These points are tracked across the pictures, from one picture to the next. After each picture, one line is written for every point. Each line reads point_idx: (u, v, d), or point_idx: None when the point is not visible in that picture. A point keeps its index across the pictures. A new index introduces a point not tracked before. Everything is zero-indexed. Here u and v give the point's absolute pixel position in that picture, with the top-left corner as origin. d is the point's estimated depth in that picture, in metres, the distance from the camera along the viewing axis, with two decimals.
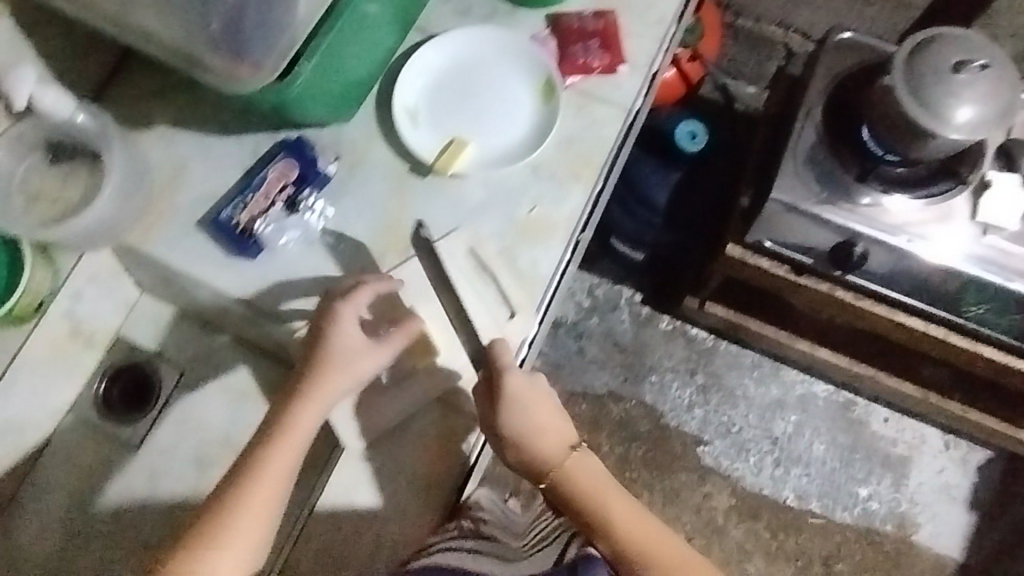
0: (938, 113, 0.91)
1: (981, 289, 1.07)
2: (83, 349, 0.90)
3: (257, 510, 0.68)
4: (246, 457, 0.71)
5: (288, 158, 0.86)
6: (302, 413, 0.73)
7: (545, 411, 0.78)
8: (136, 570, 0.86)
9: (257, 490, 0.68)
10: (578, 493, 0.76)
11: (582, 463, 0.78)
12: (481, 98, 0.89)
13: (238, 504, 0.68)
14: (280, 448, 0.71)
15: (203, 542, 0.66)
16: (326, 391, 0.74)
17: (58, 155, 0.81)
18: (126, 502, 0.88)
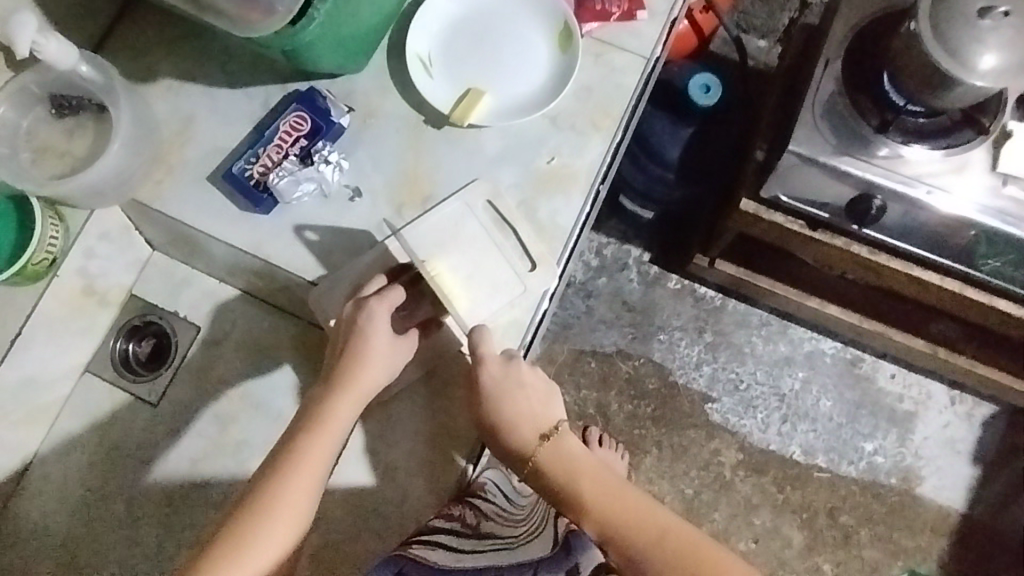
0: (962, 61, 0.89)
1: (993, 241, 1.05)
2: (96, 308, 0.90)
3: (299, 491, 0.69)
4: (286, 442, 0.73)
5: (300, 109, 0.84)
6: (342, 401, 0.74)
7: (524, 397, 0.78)
8: (161, 520, 0.88)
9: (299, 472, 0.70)
10: (560, 477, 0.75)
11: (562, 447, 0.77)
12: (497, 46, 0.87)
13: (281, 487, 0.69)
14: (320, 431, 0.72)
15: (249, 523, 0.67)
16: (363, 378, 0.75)
17: (63, 107, 0.78)
18: (151, 458, 0.89)
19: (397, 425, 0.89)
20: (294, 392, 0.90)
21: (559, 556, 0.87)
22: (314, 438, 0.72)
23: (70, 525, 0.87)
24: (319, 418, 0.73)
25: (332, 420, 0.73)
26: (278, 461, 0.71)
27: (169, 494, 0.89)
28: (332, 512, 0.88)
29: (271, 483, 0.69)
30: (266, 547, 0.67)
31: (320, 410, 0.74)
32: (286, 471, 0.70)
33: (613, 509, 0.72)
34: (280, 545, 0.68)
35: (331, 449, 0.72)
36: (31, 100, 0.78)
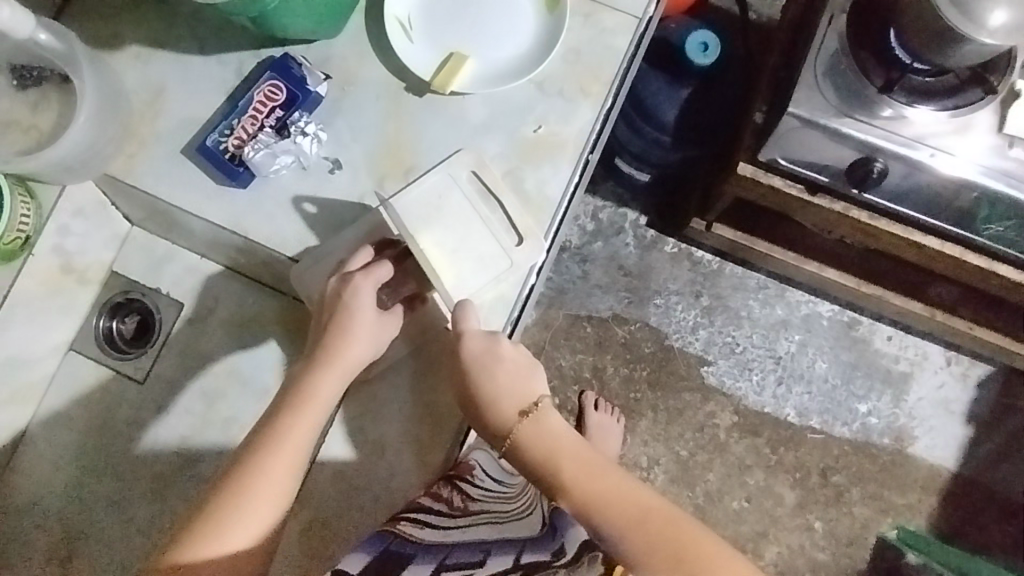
0: (973, 15, 0.85)
1: (995, 206, 1.03)
2: (77, 285, 0.88)
3: (277, 474, 0.68)
4: (264, 425, 0.71)
5: (275, 78, 0.80)
6: (324, 380, 0.73)
7: (503, 372, 0.76)
8: (153, 496, 0.88)
9: (276, 456, 0.69)
10: (540, 454, 0.74)
11: (542, 425, 0.75)
12: (480, 7, 0.82)
13: (258, 471, 0.68)
14: (297, 414, 0.71)
15: (223, 506, 0.67)
16: (345, 358, 0.74)
17: (24, 78, 0.74)
18: (140, 436, 0.89)
19: (386, 399, 0.88)
20: (280, 368, 0.89)
21: (546, 538, 0.84)
22: (292, 421, 0.71)
23: (64, 502, 0.88)
24: (296, 400, 0.72)
25: (310, 403, 0.72)
26: (254, 444, 0.70)
27: (159, 471, 0.88)
28: (324, 480, 0.88)
29: (248, 468, 0.68)
30: (242, 532, 0.66)
31: (298, 393, 0.72)
32: (263, 455, 0.69)
33: (594, 489, 0.71)
34: (259, 530, 0.67)
35: (310, 432, 0.71)
36: None
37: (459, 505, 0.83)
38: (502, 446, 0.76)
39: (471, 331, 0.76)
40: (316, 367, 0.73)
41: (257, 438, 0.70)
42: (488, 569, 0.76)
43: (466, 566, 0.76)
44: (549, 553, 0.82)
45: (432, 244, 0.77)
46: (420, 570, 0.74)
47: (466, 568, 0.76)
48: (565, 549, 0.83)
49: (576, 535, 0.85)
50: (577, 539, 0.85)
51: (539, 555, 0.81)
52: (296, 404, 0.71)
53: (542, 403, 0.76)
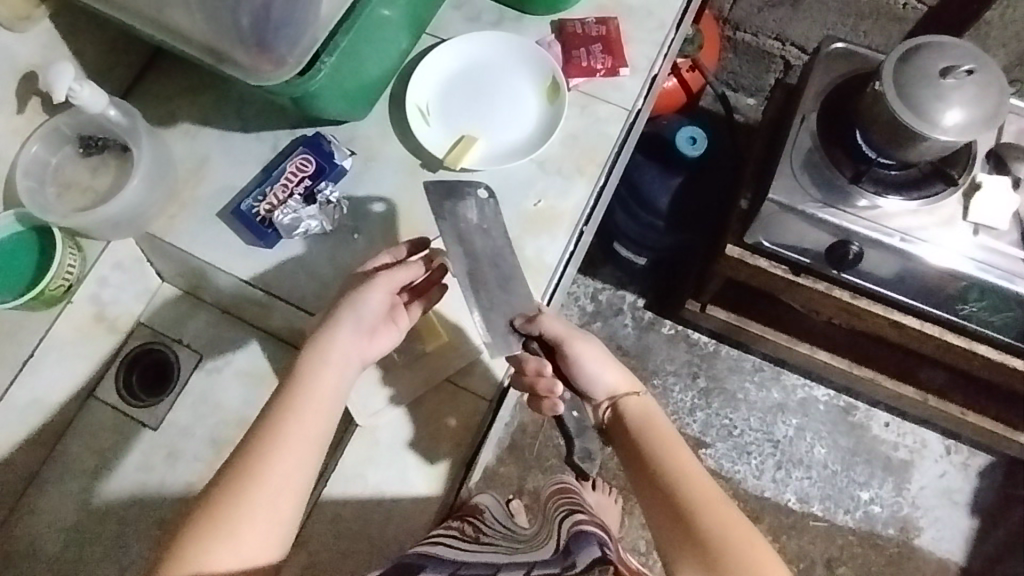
0: (928, 117, 1.00)
1: (983, 290, 1.14)
2: (107, 334, 0.95)
3: (292, 466, 0.65)
4: (265, 422, 0.67)
5: (306, 152, 0.91)
6: (324, 372, 0.70)
7: (611, 369, 0.81)
8: (151, 544, 0.90)
9: (285, 447, 0.65)
10: (651, 435, 0.76)
11: (638, 409, 0.79)
12: (489, 97, 0.94)
13: (256, 494, 0.63)
14: (293, 431, 0.66)
15: (231, 502, 0.63)
16: (344, 348, 0.73)
17: (90, 146, 0.86)
18: (150, 482, 0.92)
19: None
20: None
21: (555, 557, 0.72)
22: (298, 436, 0.66)
23: (64, 545, 0.90)
24: (296, 413, 0.67)
25: (314, 394, 0.69)
26: (248, 461, 0.64)
27: (162, 516, 0.91)
28: (326, 537, 0.93)
29: (245, 494, 0.63)
30: (268, 522, 0.63)
31: (298, 397, 0.68)
32: (259, 478, 0.64)
33: (692, 483, 0.70)
34: (276, 521, 0.63)
35: (322, 424, 0.68)
36: (61, 140, 0.85)
37: (470, 537, 0.81)
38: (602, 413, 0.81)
39: (562, 329, 0.79)
40: (312, 363, 0.71)
41: (252, 458, 0.64)
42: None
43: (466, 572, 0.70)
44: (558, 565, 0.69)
45: (455, 254, 0.78)
46: None
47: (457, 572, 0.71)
48: (576, 563, 0.70)
49: (591, 552, 0.71)
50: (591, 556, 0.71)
51: (546, 568, 0.70)
52: (297, 415, 0.67)
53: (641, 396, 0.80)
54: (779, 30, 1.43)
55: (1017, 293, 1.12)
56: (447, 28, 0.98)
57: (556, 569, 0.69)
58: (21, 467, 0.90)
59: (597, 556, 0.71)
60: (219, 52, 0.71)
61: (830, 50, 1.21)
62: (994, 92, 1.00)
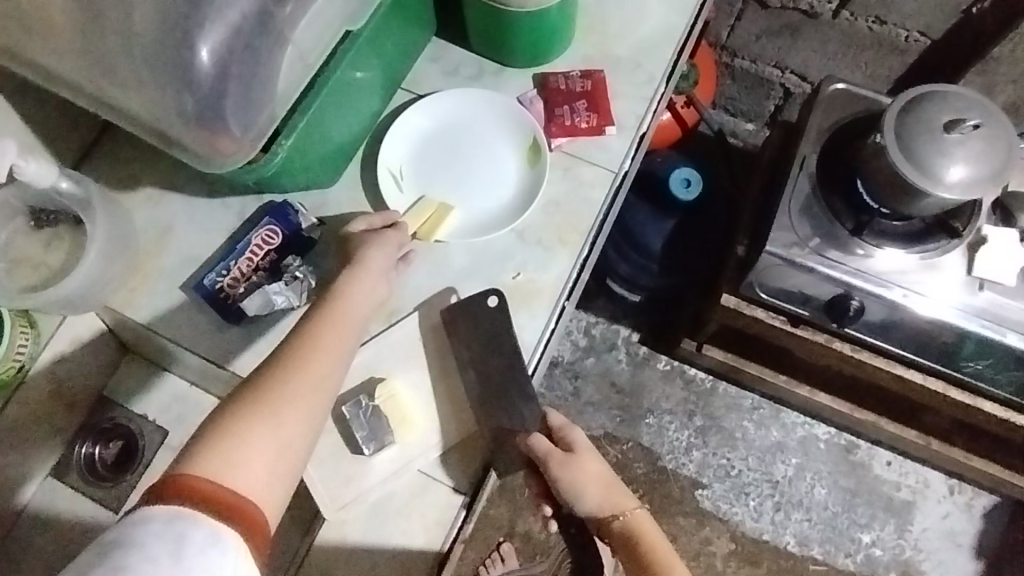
0: (931, 174, 0.95)
1: (979, 342, 1.10)
2: (66, 407, 0.91)
3: (328, 356, 0.68)
4: (302, 328, 0.70)
5: (272, 223, 0.85)
6: (352, 285, 0.75)
7: (599, 486, 0.76)
8: None
9: (321, 342, 0.69)
10: (655, 547, 0.71)
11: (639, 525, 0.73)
12: (467, 160, 0.89)
13: (262, 418, 0.61)
14: (301, 364, 0.66)
15: (272, 385, 0.64)
16: (370, 269, 0.77)
17: (41, 220, 0.82)
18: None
19: (357, 537, 0.86)
20: None
21: None
22: (332, 335, 0.70)
23: None
24: (311, 350, 0.68)
25: (345, 303, 0.73)
26: (287, 356, 0.67)
27: None
28: None
29: (283, 377, 0.65)
30: (307, 405, 0.64)
31: (332, 306, 0.72)
32: (267, 402, 0.62)
33: None
34: (313, 405, 0.64)
35: (350, 331, 0.72)
36: (10, 212, 0.81)
37: None
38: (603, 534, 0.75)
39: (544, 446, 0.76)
40: (344, 280, 0.76)
41: (291, 353, 0.67)
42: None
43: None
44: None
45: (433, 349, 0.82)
46: None
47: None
48: None
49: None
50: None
51: None
52: (311, 355, 0.67)
53: (636, 509, 0.74)
54: (778, 58, 1.37)
55: (1008, 347, 1.08)
56: (424, 81, 0.93)
57: None
58: None
59: None
60: (169, 136, 0.68)
61: (832, 90, 1.15)
62: (1001, 147, 0.95)
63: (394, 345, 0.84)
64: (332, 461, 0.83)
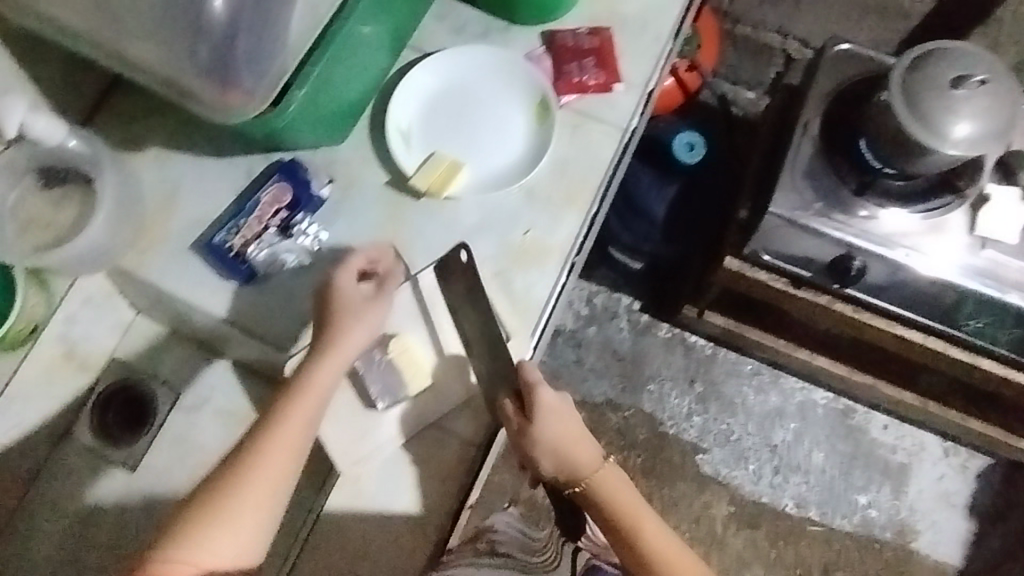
0: (937, 131, 0.95)
1: (980, 301, 1.11)
2: (77, 371, 0.92)
3: (298, 421, 0.75)
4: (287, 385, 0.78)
5: (281, 181, 0.86)
6: (332, 337, 0.78)
7: (572, 434, 0.81)
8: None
9: (295, 406, 0.75)
10: (608, 508, 0.80)
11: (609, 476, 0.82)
12: (474, 118, 0.89)
13: (227, 549, 0.70)
14: (269, 468, 0.72)
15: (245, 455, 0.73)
16: (348, 322, 0.79)
17: (51, 179, 0.81)
18: (123, 518, 0.89)
19: (372, 498, 0.87)
20: None
21: None
22: (306, 396, 0.76)
23: None
24: (281, 419, 0.75)
25: (326, 358, 0.77)
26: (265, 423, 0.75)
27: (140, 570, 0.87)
28: None
29: (255, 449, 0.73)
30: (272, 473, 0.72)
31: (310, 365, 0.77)
32: (233, 514, 0.70)
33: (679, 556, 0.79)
34: (279, 472, 0.73)
35: (326, 388, 0.77)
36: (18, 173, 0.80)
37: (487, 549, 0.86)
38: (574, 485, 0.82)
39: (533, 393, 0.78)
40: (325, 333, 0.79)
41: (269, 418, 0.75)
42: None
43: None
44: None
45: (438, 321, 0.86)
46: None
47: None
48: None
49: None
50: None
51: None
52: (282, 422, 0.74)
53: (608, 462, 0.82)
54: (781, 24, 1.37)
55: (1011, 305, 1.10)
56: (430, 40, 0.92)
57: None
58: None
59: None
60: (181, 86, 0.67)
61: (836, 51, 1.15)
62: (1006, 104, 0.96)
63: (407, 296, 0.86)
64: (346, 417, 0.86)
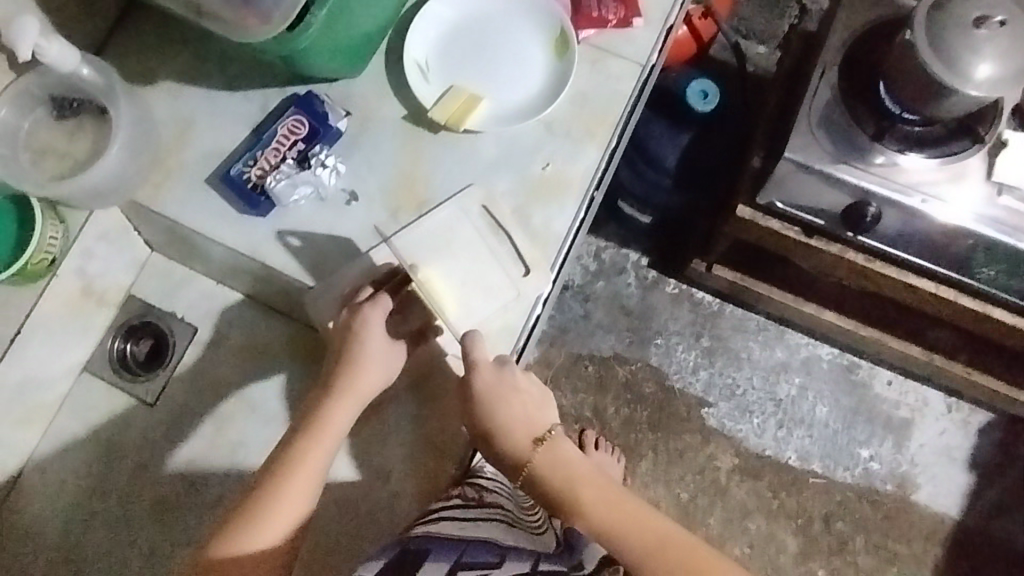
0: (958, 71, 0.89)
1: (991, 249, 1.04)
2: (96, 307, 0.99)
3: (326, 439, 0.79)
4: (313, 405, 0.81)
5: (298, 113, 0.88)
6: (358, 366, 0.82)
7: (516, 413, 0.84)
8: (146, 509, 0.98)
9: (324, 427, 0.79)
10: (553, 485, 0.81)
11: (555, 450, 0.83)
12: (494, 53, 0.91)
13: (300, 504, 0.76)
14: (328, 434, 0.79)
15: (278, 469, 0.76)
16: (374, 350, 0.82)
17: (65, 109, 0.83)
18: (147, 441, 0.99)
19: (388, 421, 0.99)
20: (286, 394, 0.99)
21: (563, 554, 0.91)
22: (334, 417, 0.80)
23: (67, 518, 0.97)
24: (313, 437, 0.78)
25: (353, 385, 0.81)
26: (296, 439, 0.79)
27: (164, 494, 0.98)
28: (326, 503, 0.99)
29: (286, 465, 0.77)
30: (301, 488, 0.76)
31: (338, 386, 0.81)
32: (302, 476, 0.76)
33: (628, 516, 0.77)
34: (304, 486, 0.76)
35: (350, 414, 0.81)
36: (31, 102, 0.82)
37: (473, 497, 0.92)
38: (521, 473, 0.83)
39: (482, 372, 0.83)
40: (349, 362, 0.82)
41: (299, 437, 0.79)
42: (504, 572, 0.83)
43: (481, 566, 0.83)
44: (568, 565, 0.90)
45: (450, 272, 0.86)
46: (437, 562, 0.82)
47: (482, 568, 0.82)
48: (583, 564, 0.91)
49: (593, 552, 0.93)
50: (594, 557, 0.93)
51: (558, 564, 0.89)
52: (313, 441, 0.78)
53: (554, 433, 0.84)
54: None
55: None
56: None
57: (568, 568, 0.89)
58: (21, 430, 0.94)
59: (599, 556, 0.93)
60: (201, 7, 0.67)
61: None
62: None
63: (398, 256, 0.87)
64: None
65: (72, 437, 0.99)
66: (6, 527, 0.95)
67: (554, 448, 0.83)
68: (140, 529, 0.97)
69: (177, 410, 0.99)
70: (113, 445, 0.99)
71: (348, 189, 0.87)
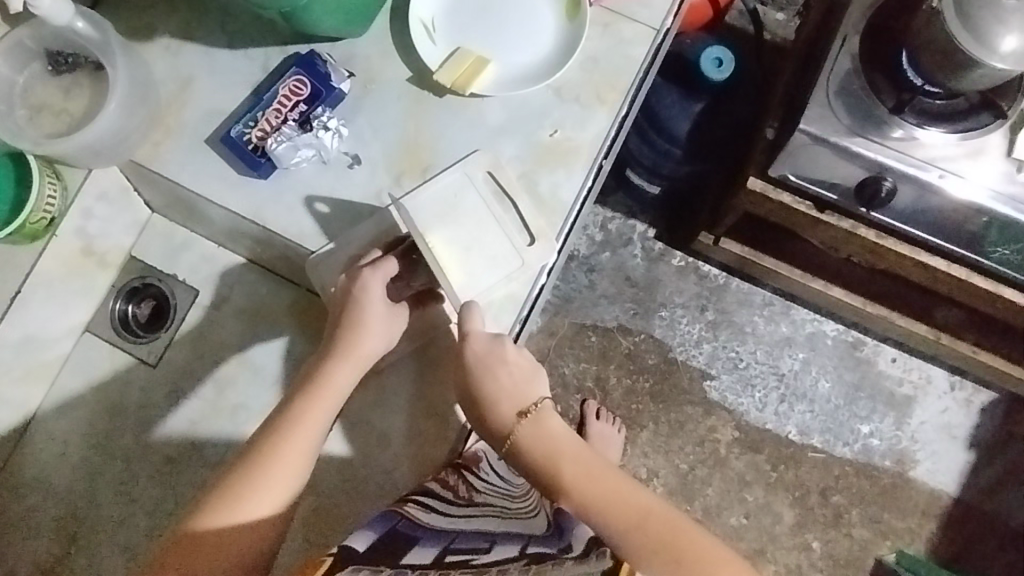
0: (982, 40, 0.83)
1: (1004, 228, 1.00)
2: (98, 267, 0.99)
3: (322, 407, 0.79)
4: (311, 373, 0.81)
5: (300, 73, 0.86)
6: (355, 335, 0.81)
7: (508, 384, 0.83)
8: (149, 468, 0.99)
9: (320, 395, 0.79)
10: (537, 459, 0.81)
11: (540, 424, 0.83)
12: (503, 13, 0.89)
13: (295, 471, 0.76)
14: (327, 396, 0.79)
15: (273, 434, 0.77)
16: (370, 319, 0.81)
17: (59, 64, 0.81)
18: (149, 403, 0.99)
19: (389, 387, 1.00)
20: (287, 358, 0.99)
21: (554, 539, 0.86)
22: (330, 386, 0.80)
23: (71, 476, 0.98)
24: (308, 404, 0.78)
25: (351, 354, 0.81)
26: (290, 407, 0.79)
27: (167, 454, 0.99)
28: (328, 465, 1.00)
29: (281, 432, 0.77)
30: (296, 455, 0.76)
31: (334, 355, 0.81)
32: (301, 434, 0.77)
33: (612, 492, 0.78)
34: (298, 452, 0.76)
35: (345, 383, 0.80)
36: (27, 57, 0.80)
37: (465, 495, 0.92)
38: (503, 446, 0.83)
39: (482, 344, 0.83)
40: (346, 331, 0.82)
41: (294, 404, 0.79)
42: (495, 554, 0.79)
43: (470, 550, 0.79)
44: (557, 548, 0.83)
45: (451, 241, 0.82)
46: (424, 547, 0.79)
47: (471, 551, 0.78)
48: (574, 548, 0.84)
49: (581, 535, 0.88)
50: (583, 538, 0.87)
51: (549, 547, 0.83)
52: (308, 409, 0.78)
53: (542, 405, 0.83)
54: None
55: None
56: None
57: (557, 551, 0.82)
58: (24, 386, 0.96)
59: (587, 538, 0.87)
60: None
61: None
62: None
63: (398, 224, 0.85)
64: None
65: (74, 395, 1.00)
66: (11, 482, 0.97)
67: (540, 421, 0.83)
68: (143, 487, 0.99)
69: (180, 371, 1.00)
70: (116, 405, 1.00)
71: (355, 151, 0.85)
